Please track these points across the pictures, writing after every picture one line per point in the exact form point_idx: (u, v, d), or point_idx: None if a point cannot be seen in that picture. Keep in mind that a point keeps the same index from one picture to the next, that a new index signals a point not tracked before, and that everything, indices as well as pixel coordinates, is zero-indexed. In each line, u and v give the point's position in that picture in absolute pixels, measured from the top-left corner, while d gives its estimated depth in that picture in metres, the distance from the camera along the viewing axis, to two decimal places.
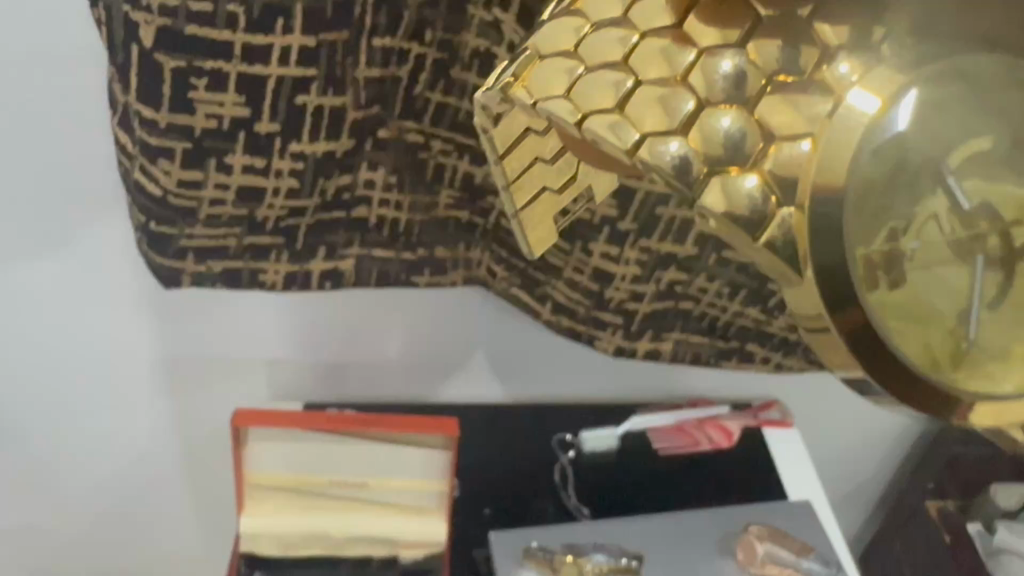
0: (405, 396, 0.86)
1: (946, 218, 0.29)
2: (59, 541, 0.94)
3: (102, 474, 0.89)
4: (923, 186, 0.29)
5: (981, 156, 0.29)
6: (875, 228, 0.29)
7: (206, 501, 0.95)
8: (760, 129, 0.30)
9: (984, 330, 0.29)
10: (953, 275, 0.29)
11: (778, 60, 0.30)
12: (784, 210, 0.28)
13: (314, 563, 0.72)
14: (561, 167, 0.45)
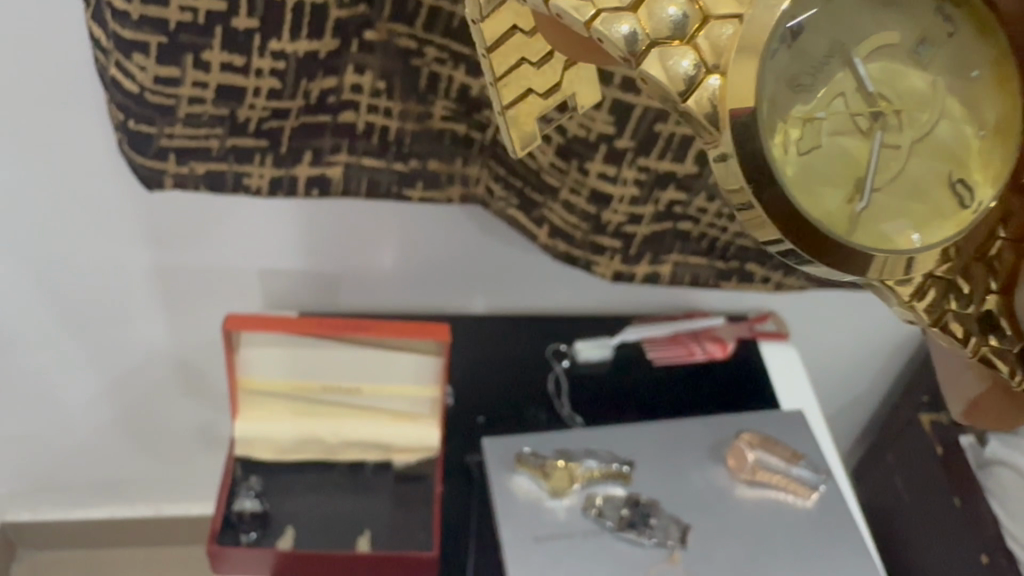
0: (400, 307, 0.86)
1: (852, 95, 0.26)
2: (62, 442, 0.97)
3: (101, 382, 0.90)
4: (821, 62, 0.26)
5: (891, 47, 0.27)
6: (781, 93, 0.25)
7: (204, 411, 0.96)
8: (704, 11, 0.25)
9: (878, 206, 0.27)
10: (856, 149, 0.26)
11: None
12: (712, 79, 0.25)
13: (309, 467, 0.73)
14: (546, 71, 0.42)
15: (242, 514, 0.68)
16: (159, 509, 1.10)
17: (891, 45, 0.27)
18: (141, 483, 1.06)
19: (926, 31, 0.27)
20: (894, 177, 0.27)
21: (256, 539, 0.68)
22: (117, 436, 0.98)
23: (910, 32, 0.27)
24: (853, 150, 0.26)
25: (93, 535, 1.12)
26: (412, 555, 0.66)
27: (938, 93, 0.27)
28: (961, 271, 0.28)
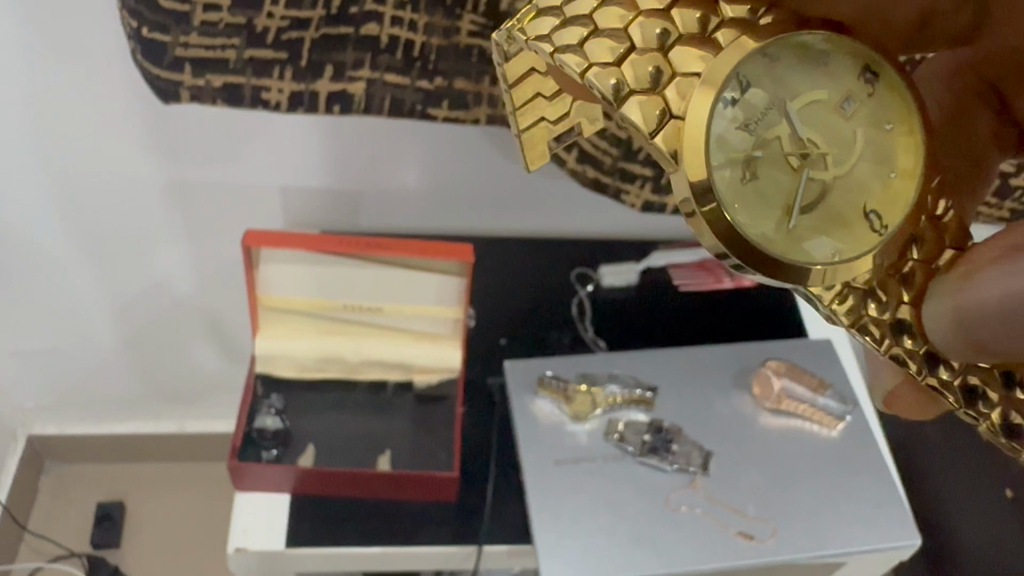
0: (422, 228, 0.84)
1: (784, 138, 0.32)
2: (86, 356, 0.98)
3: (123, 297, 0.90)
4: (763, 114, 0.31)
5: (820, 102, 0.32)
6: (727, 134, 0.31)
7: (226, 329, 0.96)
8: (673, 70, 0.30)
9: (809, 231, 0.32)
10: (785, 181, 0.32)
11: (701, 23, 0.30)
12: (676, 123, 0.30)
13: (330, 386, 0.73)
14: (560, 100, 0.41)
15: (264, 431, 0.68)
16: (182, 427, 1.11)
17: (822, 99, 0.32)
18: (166, 399, 1.06)
19: (851, 90, 0.33)
20: (821, 207, 0.32)
21: (278, 456, 0.68)
22: (141, 350, 0.98)
23: (840, 91, 0.32)
24: (785, 182, 0.32)
25: (118, 449, 1.13)
26: (433, 475, 0.65)
27: (858, 142, 0.33)
28: (878, 282, 0.33)
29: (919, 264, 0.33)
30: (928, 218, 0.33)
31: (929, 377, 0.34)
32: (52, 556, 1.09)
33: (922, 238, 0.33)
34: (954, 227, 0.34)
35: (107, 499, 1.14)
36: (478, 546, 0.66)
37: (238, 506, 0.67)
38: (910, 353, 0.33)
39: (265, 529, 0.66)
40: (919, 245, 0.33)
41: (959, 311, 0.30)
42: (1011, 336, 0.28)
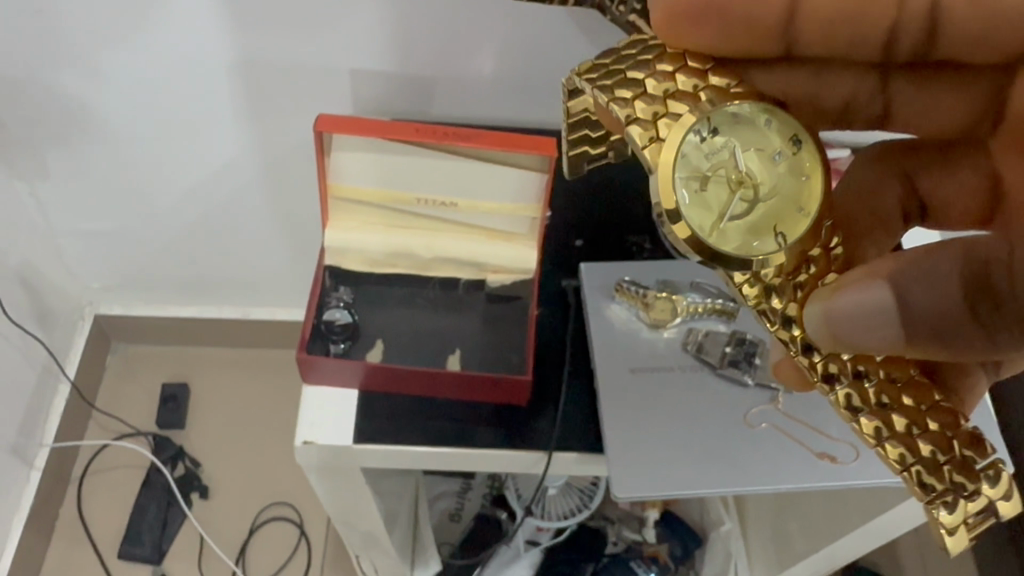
0: (498, 119, 0.80)
1: (728, 170, 0.38)
2: (154, 237, 0.98)
3: (191, 181, 0.89)
4: (718, 147, 0.38)
5: (762, 152, 0.39)
6: (689, 154, 0.37)
7: (293, 217, 0.94)
8: (666, 109, 0.37)
9: (739, 234, 0.37)
10: (724, 198, 0.38)
11: (695, 87, 0.38)
12: (662, 142, 0.37)
13: (398, 281, 0.70)
14: None
15: (331, 324, 0.66)
16: (246, 313, 1.11)
17: (762, 149, 0.39)
18: (230, 285, 1.06)
19: (783, 148, 0.39)
20: (752, 221, 0.38)
21: (345, 352, 0.66)
22: (206, 234, 0.97)
23: (779, 148, 0.39)
24: (724, 198, 0.38)
25: (183, 331, 1.14)
26: (505, 377, 0.63)
27: (786, 187, 0.39)
28: (777, 287, 0.38)
29: (808, 280, 0.39)
30: (823, 248, 0.39)
31: (802, 357, 0.39)
32: (118, 433, 1.11)
33: (815, 259, 0.39)
34: (840, 259, 0.40)
35: (171, 380, 1.15)
36: (548, 453, 0.64)
37: (306, 400, 0.65)
38: (790, 340, 0.39)
39: (332, 425, 0.64)
40: (810, 266, 0.39)
41: (831, 315, 0.35)
42: (865, 335, 0.35)
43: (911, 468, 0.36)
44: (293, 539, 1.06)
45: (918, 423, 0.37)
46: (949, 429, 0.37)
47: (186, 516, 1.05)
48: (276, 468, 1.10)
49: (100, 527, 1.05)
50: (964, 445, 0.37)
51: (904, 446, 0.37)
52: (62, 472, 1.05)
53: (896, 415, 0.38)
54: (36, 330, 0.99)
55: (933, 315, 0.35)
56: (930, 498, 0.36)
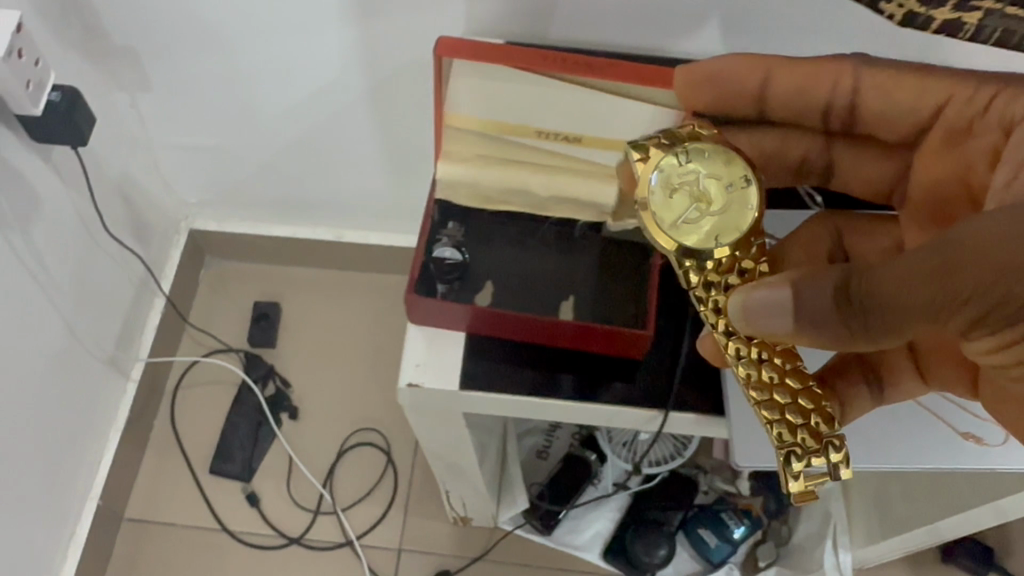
0: (623, 45, 0.73)
1: (695, 188, 0.45)
2: (253, 155, 0.96)
3: (292, 99, 0.86)
4: (689, 171, 0.45)
5: (724, 183, 0.46)
6: (665, 170, 0.45)
7: (395, 142, 0.90)
8: (659, 143, 0.46)
9: (688, 233, 0.45)
10: (687, 207, 0.45)
11: (687, 135, 0.47)
12: (646, 164, 0.45)
13: (509, 218, 0.66)
14: None
15: (441, 262, 0.62)
16: (338, 236, 1.09)
17: (723, 179, 0.46)
18: (324, 206, 1.04)
19: (738, 183, 0.46)
20: (701, 228, 0.45)
21: (451, 295, 0.62)
22: (305, 153, 0.94)
23: (737, 184, 0.46)
24: (683, 204, 0.45)
25: (275, 250, 1.12)
26: (625, 333, 0.59)
27: (735, 211, 0.45)
28: (708, 283, 0.45)
29: (738, 283, 0.45)
30: (754, 262, 0.45)
31: (717, 331, 0.45)
32: (211, 349, 1.11)
33: (748, 269, 0.45)
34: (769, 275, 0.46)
35: (262, 299, 1.14)
36: (665, 412, 0.60)
37: (408, 341, 0.62)
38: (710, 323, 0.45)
39: (438, 368, 0.62)
40: (743, 274, 0.45)
41: (749, 308, 0.41)
42: (769, 319, 0.41)
43: (773, 425, 0.43)
44: (380, 465, 1.05)
45: (792, 399, 0.44)
46: (812, 400, 0.44)
47: (275, 435, 1.06)
48: (365, 393, 1.09)
49: (192, 441, 1.06)
50: (821, 419, 0.43)
51: (773, 410, 0.43)
52: (156, 385, 1.06)
53: (776, 391, 0.44)
54: (134, 244, 0.98)
55: (823, 313, 0.39)
56: (780, 447, 0.43)
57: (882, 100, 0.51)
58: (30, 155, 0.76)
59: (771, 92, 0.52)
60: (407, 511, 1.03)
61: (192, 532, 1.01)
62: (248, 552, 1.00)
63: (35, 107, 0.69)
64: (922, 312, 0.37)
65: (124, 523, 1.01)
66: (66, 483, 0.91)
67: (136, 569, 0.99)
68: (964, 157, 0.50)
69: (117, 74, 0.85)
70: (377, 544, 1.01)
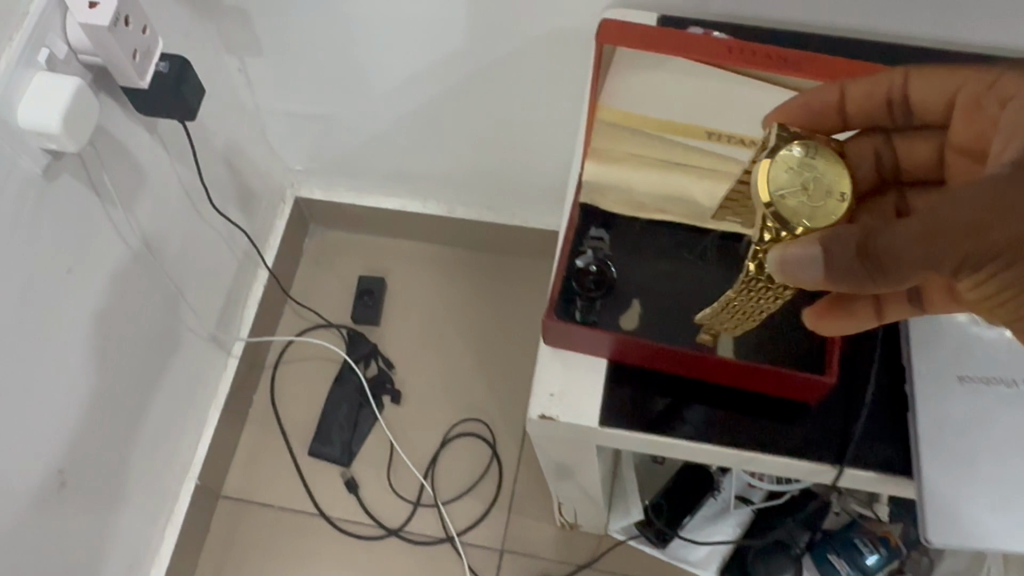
0: (797, 23, 0.63)
1: (805, 188, 0.41)
2: (364, 123, 0.89)
3: (412, 68, 0.78)
4: (820, 189, 0.41)
5: (804, 210, 0.40)
6: (820, 174, 0.41)
7: (519, 115, 0.82)
8: (831, 174, 0.41)
9: (777, 165, 0.41)
10: (791, 177, 0.41)
11: (836, 190, 0.41)
12: (827, 171, 0.41)
13: (663, 227, 0.57)
14: (791, 208, 0.40)
15: (583, 275, 0.54)
16: (450, 210, 1.02)
17: (803, 205, 0.40)
18: (436, 178, 0.97)
19: (799, 211, 0.40)
20: (778, 177, 0.41)
21: (595, 318, 0.54)
22: (421, 125, 0.87)
23: (802, 214, 0.40)
24: (795, 174, 0.41)
25: (382, 222, 1.06)
26: (796, 375, 0.50)
27: (784, 206, 0.40)
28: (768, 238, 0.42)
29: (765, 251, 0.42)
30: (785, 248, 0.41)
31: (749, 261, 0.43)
32: (313, 323, 1.06)
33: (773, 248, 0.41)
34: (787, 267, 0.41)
35: (368, 273, 1.08)
36: (840, 470, 0.51)
37: (542, 365, 0.54)
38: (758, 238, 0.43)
39: (577, 399, 0.54)
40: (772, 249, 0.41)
41: (779, 266, 0.40)
42: (806, 279, 0.39)
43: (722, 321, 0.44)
44: (484, 458, 0.99)
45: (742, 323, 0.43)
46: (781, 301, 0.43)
47: (376, 419, 1.00)
48: (470, 379, 1.03)
49: (291, 420, 1.02)
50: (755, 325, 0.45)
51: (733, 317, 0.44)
52: (256, 360, 1.02)
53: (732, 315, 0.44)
54: (238, 215, 0.93)
55: (850, 262, 0.38)
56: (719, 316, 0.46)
57: (923, 92, 0.48)
58: (136, 126, 0.70)
59: (852, 109, 0.49)
60: (511, 510, 0.96)
61: (290, 516, 0.97)
62: (345, 541, 0.96)
63: (143, 80, 0.63)
64: (929, 264, 0.37)
65: (221, 501, 0.98)
66: (166, 464, 0.87)
67: (232, 550, 0.96)
68: (980, 129, 0.46)
69: (227, 34, 0.79)
70: (479, 543, 0.95)
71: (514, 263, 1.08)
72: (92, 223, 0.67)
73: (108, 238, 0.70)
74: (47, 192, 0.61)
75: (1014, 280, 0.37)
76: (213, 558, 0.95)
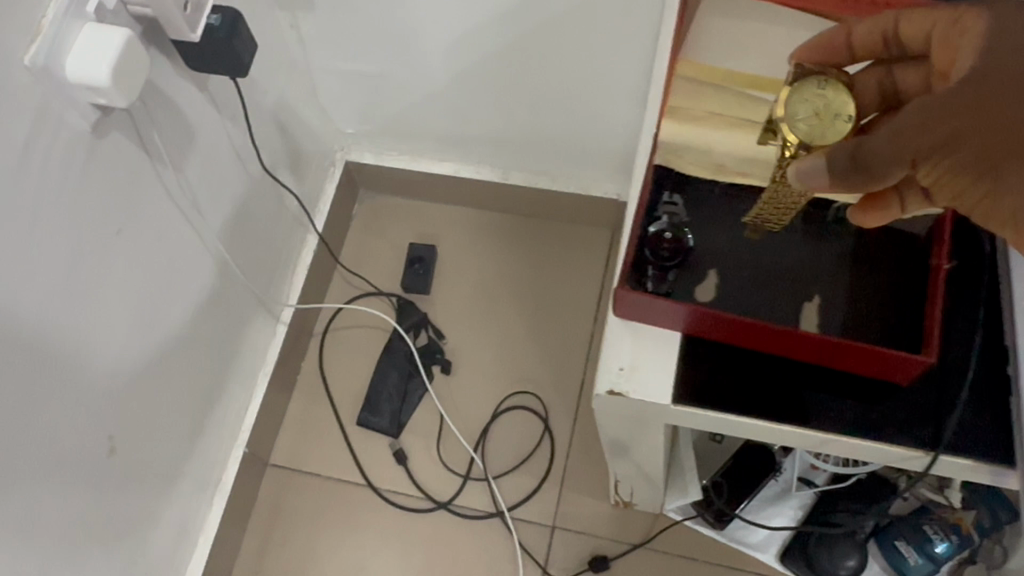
0: None
1: (818, 114, 0.44)
2: (417, 82, 0.85)
3: (470, 22, 0.74)
4: (830, 114, 0.44)
5: (818, 132, 0.43)
6: (832, 100, 0.44)
7: (582, 75, 0.78)
8: (842, 99, 0.44)
9: (792, 95, 0.44)
10: (804, 105, 0.44)
11: (845, 113, 0.44)
12: (838, 97, 0.44)
13: (744, 193, 0.53)
14: (806, 130, 0.44)
15: (658, 242, 0.50)
16: (504, 176, 0.98)
17: (816, 128, 0.43)
18: (491, 142, 0.93)
19: (812, 134, 0.43)
20: (790, 105, 0.44)
21: (668, 290, 0.50)
22: (478, 84, 0.83)
23: (815, 135, 0.43)
24: (807, 102, 0.44)
25: (434, 187, 1.03)
26: (893, 353, 0.46)
27: (798, 130, 0.44)
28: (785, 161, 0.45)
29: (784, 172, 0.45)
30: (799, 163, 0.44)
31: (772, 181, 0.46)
32: (362, 290, 1.04)
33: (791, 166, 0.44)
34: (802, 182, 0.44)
35: (418, 241, 1.06)
36: (936, 456, 0.48)
37: (611, 337, 0.51)
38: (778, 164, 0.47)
39: (648, 373, 0.50)
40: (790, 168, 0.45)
41: (799, 182, 0.44)
42: (820, 187, 0.43)
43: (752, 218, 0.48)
44: (536, 432, 0.96)
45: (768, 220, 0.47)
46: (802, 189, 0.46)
47: (427, 390, 0.98)
48: (522, 350, 1.00)
49: (340, 388, 1.00)
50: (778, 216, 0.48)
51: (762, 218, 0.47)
52: (305, 327, 1.00)
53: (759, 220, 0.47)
54: (288, 178, 0.90)
55: (843, 167, 0.41)
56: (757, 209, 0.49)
57: (914, 29, 0.46)
58: (186, 82, 0.68)
59: (857, 49, 0.48)
60: (563, 486, 0.94)
61: (338, 485, 0.96)
62: (394, 513, 0.94)
63: (194, 33, 0.60)
64: (896, 161, 0.39)
65: (269, 469, 0.97)
66: (215, 431, 0.86)
67: (280, 519, 0.95)
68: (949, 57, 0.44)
69: None
70: (530, 518, 0.93)
71: (571, 232, 1.04)
72: (141, 182, 0.65)
73: (159, 198, 0.68)
74: (95, 149, 0.59)
75: (963, 168, 0.38)
76: (261, 526, 0.94)
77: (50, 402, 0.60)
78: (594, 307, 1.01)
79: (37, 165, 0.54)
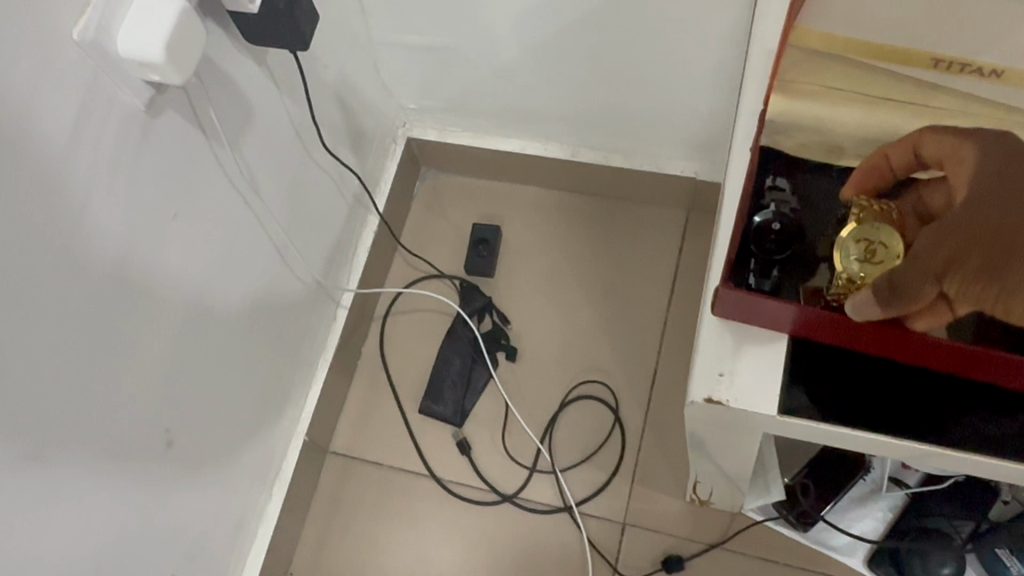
0: None
1: (869, 249, 0.42)
2: (485, 56, 0.80)
3: None
4: (883, 248, 0.41)
5: (867, 266, 0.41)
6: (885, 236, 0.42)
7: (664, 47, 0.72)
8: (892, 238, 0.42)
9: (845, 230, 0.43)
10: (854, 240, 0.42)
11: (894, 253, 0.41)
12: (890, 236, 0.42)
13: None
14: (857, 263, 0.42)
15: (764, 233, 0.45)
16: (573, 153, 0.93)
17: (864, 261, 0.41)
18: (561, 119, 0.88)
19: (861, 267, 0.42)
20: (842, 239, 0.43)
21: (773, 286, 0.45)
22: (550, 59, 0.78)
23: (861, 270, 0.41)
24: (859, 236, 0.42)
25: (499, 165, 0.99)
26: None
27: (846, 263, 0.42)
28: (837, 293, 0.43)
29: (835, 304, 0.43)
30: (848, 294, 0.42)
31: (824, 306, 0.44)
32: (423, 273, 1.00)
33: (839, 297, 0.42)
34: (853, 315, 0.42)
35: (482, 221, 1.01)
36: None
37: (709, 340, 0.46)
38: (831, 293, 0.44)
39: (750, 380, 0.45)
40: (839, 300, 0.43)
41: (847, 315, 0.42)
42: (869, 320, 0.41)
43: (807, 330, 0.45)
44: (606, 423, 0.92)
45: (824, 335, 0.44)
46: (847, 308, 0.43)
47: (490, 377, 0.94)
48: (590, 338, 0.95)
49: (401, 375, 0.96)
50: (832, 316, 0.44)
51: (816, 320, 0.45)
52: (366, 311, 0.97)
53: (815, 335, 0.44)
54: (349, 157, 0.87)
55: (885, 295, 0.39)
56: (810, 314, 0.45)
57: (934, 149, 0.42)
58: (243, 58, 0.64)
59: (896, 166, 0.44)
60: (634, 481, 0.89)
61: (399, 475, 0.93)
62: (457, 505, 0.90)
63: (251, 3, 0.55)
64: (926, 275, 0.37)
65: (329, 456, 0.94)
66: (274, 421, 0.83)
67: (340, 509, 0.92)
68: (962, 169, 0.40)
69: None
70: (598, 514, 0.88)
71: (644, 212, 0.99)
72: (198, 164, 0.62)
73: (216, 182, 0.64)
74: (150, 131, 0.56)
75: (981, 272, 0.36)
76: (322, 515, 0.92)
77: (104, 397, 0.57)
78: (668, 292, 0.95)
79: (88, 149, 0.51)
